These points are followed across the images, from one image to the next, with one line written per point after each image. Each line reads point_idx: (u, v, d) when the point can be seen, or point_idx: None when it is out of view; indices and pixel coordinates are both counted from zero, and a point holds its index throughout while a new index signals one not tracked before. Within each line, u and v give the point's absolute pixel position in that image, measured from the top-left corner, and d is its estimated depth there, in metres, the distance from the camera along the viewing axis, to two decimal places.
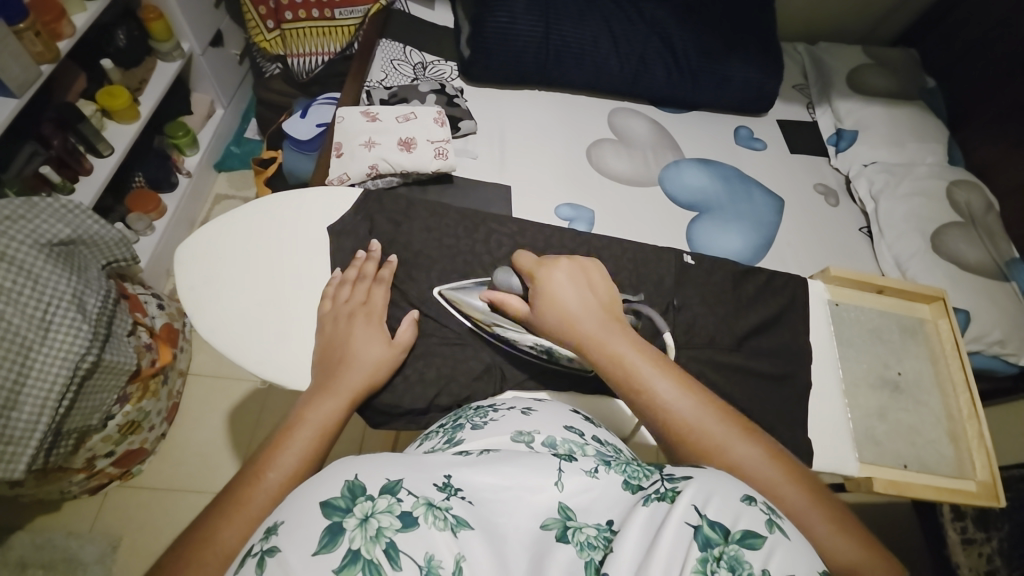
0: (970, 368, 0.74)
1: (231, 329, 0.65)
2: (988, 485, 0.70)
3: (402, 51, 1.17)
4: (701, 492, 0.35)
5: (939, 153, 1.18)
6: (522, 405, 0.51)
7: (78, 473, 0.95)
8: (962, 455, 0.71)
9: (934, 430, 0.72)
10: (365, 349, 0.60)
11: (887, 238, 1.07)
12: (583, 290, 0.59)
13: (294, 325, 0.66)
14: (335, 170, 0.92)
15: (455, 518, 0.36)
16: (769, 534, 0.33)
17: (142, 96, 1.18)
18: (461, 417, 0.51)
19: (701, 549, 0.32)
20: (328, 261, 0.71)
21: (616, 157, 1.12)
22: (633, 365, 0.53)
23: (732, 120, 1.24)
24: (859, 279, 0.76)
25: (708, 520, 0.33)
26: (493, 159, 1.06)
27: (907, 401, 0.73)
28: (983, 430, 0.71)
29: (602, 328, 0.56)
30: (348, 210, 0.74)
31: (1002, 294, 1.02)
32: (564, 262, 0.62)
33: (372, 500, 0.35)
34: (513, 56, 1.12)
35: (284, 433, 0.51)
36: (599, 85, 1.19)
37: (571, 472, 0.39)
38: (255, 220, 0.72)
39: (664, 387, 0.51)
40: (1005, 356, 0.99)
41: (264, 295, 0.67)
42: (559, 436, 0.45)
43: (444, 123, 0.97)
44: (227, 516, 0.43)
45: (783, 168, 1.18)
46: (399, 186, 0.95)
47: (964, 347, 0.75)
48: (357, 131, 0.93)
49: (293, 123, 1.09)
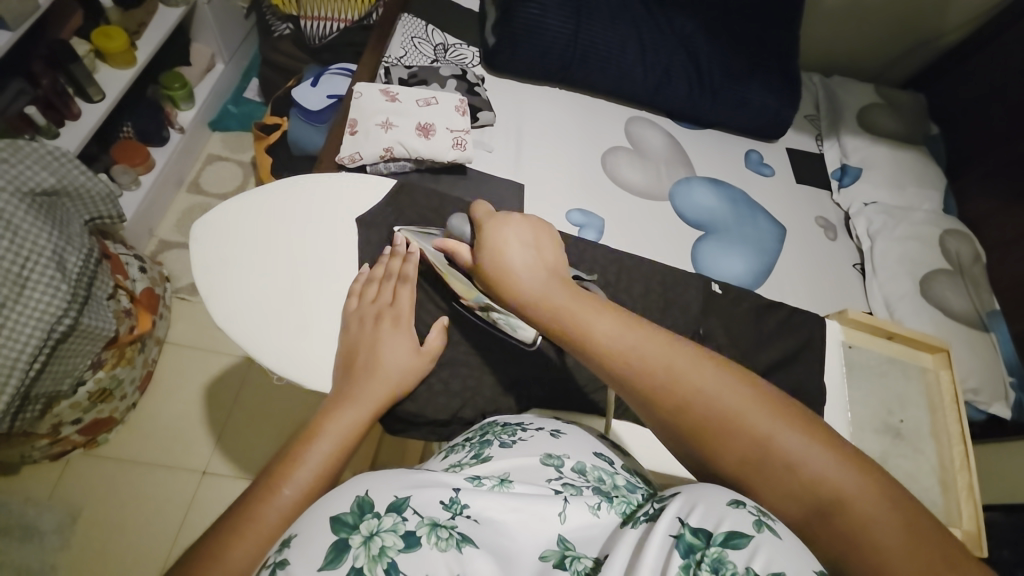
0: (965, 421, 0.76)
1: (244, 317, 0.62)
2: (974, 535, 0.71)
3: (423, 29, 1.13)
4: (685, 504, 0.36)
5: (936, 200, 1.22)
6: (550, 426, 0.50)
7: (40, 439, 0.91)
8: (951, 504, 0.73)
9: (928, 478, 0.74)
10: (391, 357, 0.58)
11: (879, 277, 1.10)
12: (527, 245, 0.56)
13: (316, 319, 0.63)
14: (347, 148, 0.88)
15: (460, 535, 0.36)
16: (755, 534, 0.32)
17: (140, 41, 1.11)
18: (488, 433, 0.50)
19: (683, 556, 0.32)
20: (353, 249, 0.68)
21: (630, 166, 1.12)
22: (576, 316, 0.49)
23: (745, 143, 1.25)
24: (872, 323, 0.78)
25: (690, 527, 0.34)
26: (508, 154, 1.04)
27: (907, 447, 0.75)
28: (973, 482, 0.73)
29: (542, 279, 0.52)
30: (377, 202, 0.72)
31: (984, 344, 1.06)
32: (513, 217, 0.58)
33: (378, 517, 0.35)
34: (539, 50, 1.09)
35: (302, 441, 0.49)
36: (621, 91, 1.17)
37: (576, 503, 0.39)
38: (278, 201, 0.69)
39: (603, 327, 0.48)
40: (978, 404, 1.03)
41: (284, 284, 0.64)
42: (589, 463, 0.45)
43: (465, 112, 0.94)
44: (236, 533, 0.41)
45: (789, 198, 1.20)
46: (412, 172, 0.92)
47: (962, 399, 0.77)
48: (375, 110, 0.89)
49: (304, 91, 1.03)
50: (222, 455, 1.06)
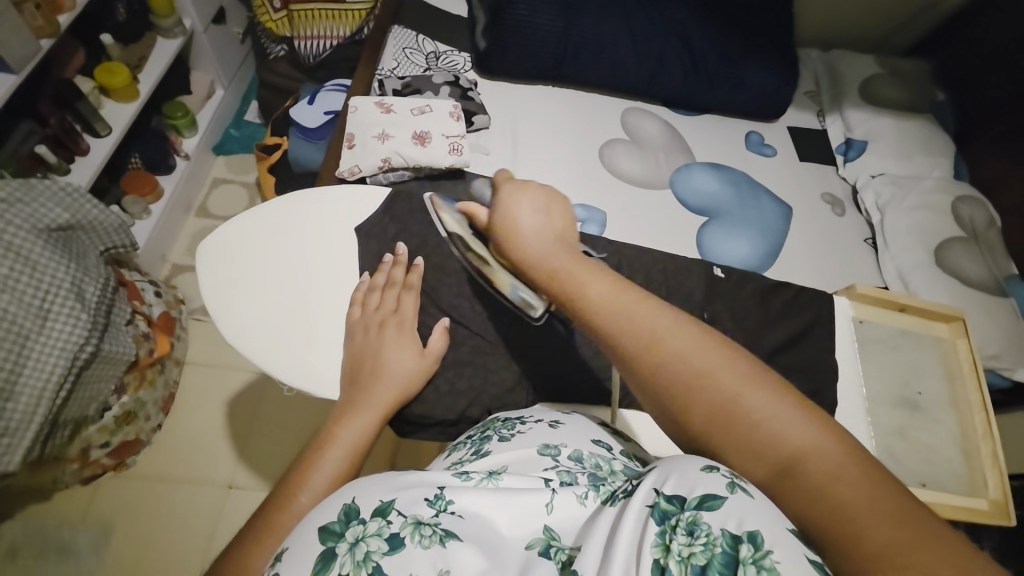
0: (986, 388, 0.74)
1: (253, 335, 0.63)
2: (1000, 504, 0.70)
3: (415, 39, 1.14)
4: (660, 475, 0.37)
5: (946, 167, 1.19)
6: (549, 418, 0.53)
7: (71, 463, 0.94)
8: (975, 473, 0.72)
9: (949, 449, 0.73)
10: (397, 361, 0.59)
11: (891, 250, 1.09)
12: (539, 214, 0.59)
13: (322, 332, 0.64)
14: (346, 162, 0.89)
15: (444, 531, 0.37)
16: (729, 495, 0.34)
17: (142, 74, 1.14)
18: (489, 429, 0.53)
19: (659, 524, 0.34)
20: (353, 260, 0.69)
21: (628, 157, 1.12)
22: (573, 275, 0.52)
23: (744, 125, 1.24)
24: (883, 297, 0.76)
25: (665, 495, 0.35)
26: (505, 155, 1.05)
27: (926, 420, 0.73)
28: (997, 450, 0.71)
29: (547, 246, 0.56)
30: (374, 211, 0.73)
31: (1004, 310, 1.03)
32: (531, 188, 0.62)
33: (363, 523, 0.37)
34: (530, 50, 1.10)
35: (310, 455, 0.50)
36: (615, 84, 1.17)
37: (564, 494, 0.40)
38: (277, 219, 0.70)
39: (593, 289, 0.50)
40: (1001, 372, 1.00)
41: (289, 300, 0.65)
42: (586, 450, 0.47)
43: (460, 118, 0.95)
44: (259, 542, 0.43)
45: (792, 178, 1.18)
46: (411, 181, 0.92)
47: (981, 366, 0.75)
48: (370, 123, 0.90)
49: (301, 110, 1.05)
50: (246, 469, 1.08)
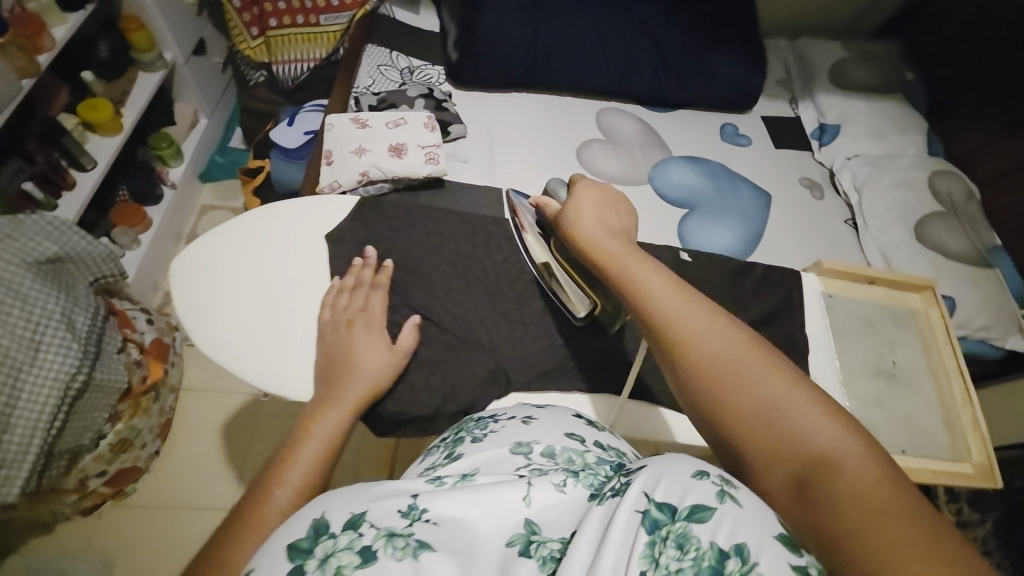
0: (960, 354, 0.75)
1: (229, 344, 0.64)
2: (984, 467, 0.70)
3: (388, 56, 1.17)
4: (650, 478, 0.38)
5: (920, 144, 1.21)
6: (522, 415, 0.54)
7: (70, 494, 0.94)
8: (957, 439, 0.72)
9: (929, 417, 0.73)
10: (368, 357, 0.61)
11: (871, 229, 1.10)
12: (605, 215, 0.63)
13: (295, 338, 0.65)
14: (325, 178, 0.91)
15: (417, 542, 0.38)
16: (718, 506, 0.35)
17: (125, 107, 1.17)
18: (462, 430, 0.54)
19: (650, 533, 0.34)
20: (326, 267, 0.70)
21: (604, 156, 1.14)
22: (631, 266, 0.55)
23: (718, 117, 1.26)
24: (850, 271, 0.78)
25: (656, 503, 0.36)
26: (483, 162, 1.07)
27: (903, 389, 0.74)
28: (977, 415, 0.71)
29: (610, 241, 0.59)
30: (344, 218, 0.75)
31: (988, 280, 1.04)
32: (602, 191, 0.66)
33: (333, 538, 0.37)
34: (501, 58, 1.12)
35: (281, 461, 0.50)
36: (588, 85, 1.20)
37: (541, 485, 0.41)
38: (246, 237, 0.71)
39: (650, 280, 0.53)
40: (990, 341, 1.00)
41: (266, 318, 0.67)
42: (559, 445, 0.48)
43: (434, 128, 0.97)
44: (237, 539, 0.43)
45: (769, 166, 1.20)
46: (391, 192, 0.93)
47: (953, 333, 0.76)
48: (347, 138, 0.92)
49: (281, 132, 1.07)
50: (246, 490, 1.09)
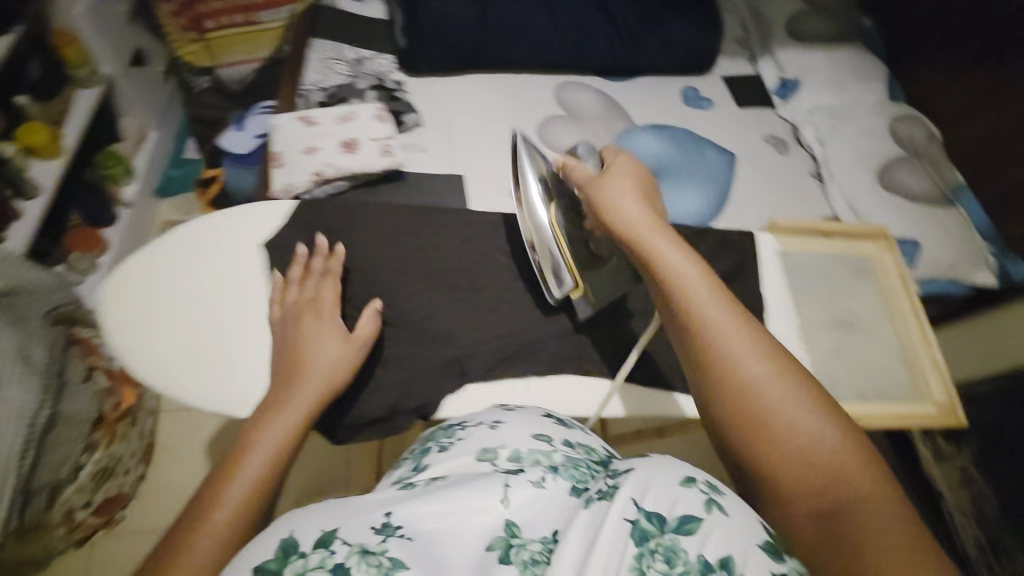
0: (914, 297, 0.76)
1: (172, 363, 0.66)
2: (948, 405, 0.71)
3: (336, 49, 1.12)
4: (639, 487, 0.41)
5: (880, 90, 1.20)
6: (490, 419, 0.57)
7: (57, 531, 0.92)
8: (920, 380, 0.73)
9: (892, 361, 0.74)
10: (322, 351, 0.62)
11: (837, 180, 1.10)
12: (643, 204, 0.62)
13: (238, 350, 0.67)
14: (278, 181, 0.88)
15: (390, 561, 0.39)
16: (705, 516, 0.38)
17: (67, 124, 1.14)
18: (429, 440, 0.57)
19: (639, 544, 0.37)
20: (263, 277, 0.72)
21: (567, 132, 1.12)
22: (672, 266, 0.55)
23: (679, 81, 1.24)
24: (800, 227, 0.79)
25: (645, 513, 0.39)
26: (443, 150, 1.04)
27: (864, 337, 0.75)
28: (936, 355, 0.73)
29: (650, 233, 0.59)
30: (281, 222, 0.76)
31: (954, 219, 1.04)
32: (634, 180, 0.66)
33: (305, 557, 0.39)
34: (451, 40, 1.09)
35: (224, 471, 0.49)
36: (543, 61, 1.17)
37: (516, 488, 0.45)
38: (181, 256, 0.72)
39: (695, 285, 0.53)
40: (960, 280, 1.01)
41: (221, 337, 0.67)
42: (525, 448, 0.51)
43: (386, 119, 0.94)
44: (180, 543, 0.43)
45: (732, 127, 1.19)
46: (349, 190, 0.91)
47: (909, 277, 0.78)
48: (295, 138, 0.89)
49: (231, 137, 1.04)
50: None
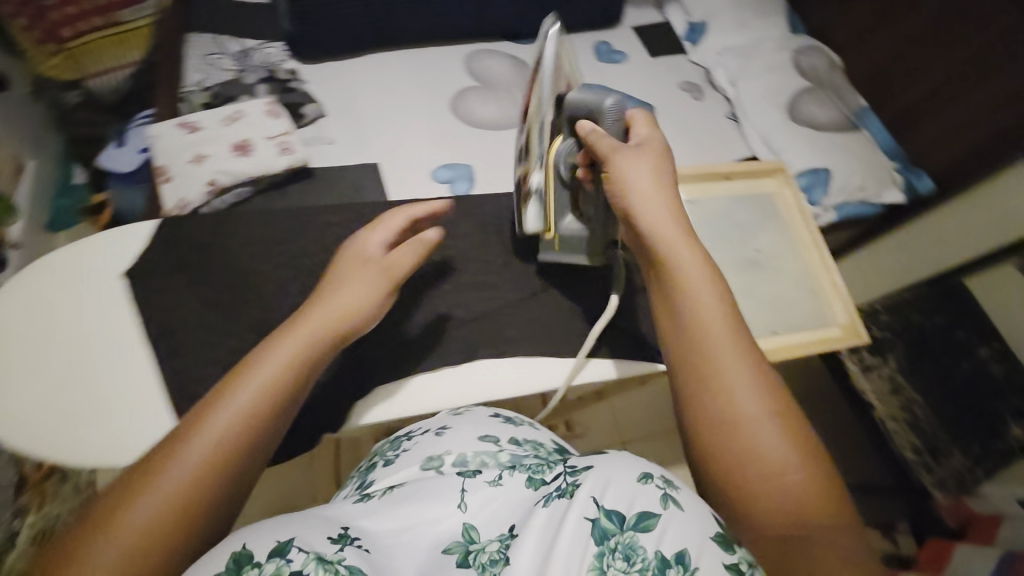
0: (813, 227, 0.80)
1: (35, 424, 0.60)
2: (850, 326, 0.75)
3: (214, 42, 1.02)
4: (599, 484, 0.42)
5: (782, 25, 1.22)
6: (435, 427, 0.63)
7: None
8: (825, 306, 0.76)
9: (797, 292, 0.77)
10: (321, 317, 0.57)
11: (751, 119, 1.12)
12: (657, 191, 0.61)
13: (111, 397, 0.62)
14: (170, 198, 0.80)
15: (348, 568, 0.39)
16: (662, 512, 0.40)
17: None
18: (376, 456, 0.63)
19: (599, 543, 0.39)
20: (129, 313, 0.67)
21: (482, 104, 1.07)
22: (679, 271, 0.56)
23: (591, 37, 1.22)
24: (703, 171, 0.80)
25: (605, 512, 0.40)
26: (352, 140, 0.98)
27: (770, 273, 0.77)
28: (836, 280, 0.77)
29: (666, 230, 0.58)
30: (144, 249, 0.72)
31: (857, 142, 1.08)
32: (648, 158, 0.63)
33: (259, 567, 0.38)
34: (342, 18, 1.01)
35: (173, 443, 0.46)
36: (447, 32, 1.11)
37: (472, 492, 0.48)
38: (29, 307, 0.66)
39: (705, 297, 0.54)
40: (868, 200, 1.06)
41: (132, 376, 0.64)
42: (471, 452, 0.57)
43: (279, 114, 0.88)
44: (115, 513, 0.41)
45: (648, 78, 1.18)
46: (255, 196, 0.86)
47: (806, 209, 0.81)
48: (180, 148, 0.82)
49: (111, 154, 0.95)
50: None
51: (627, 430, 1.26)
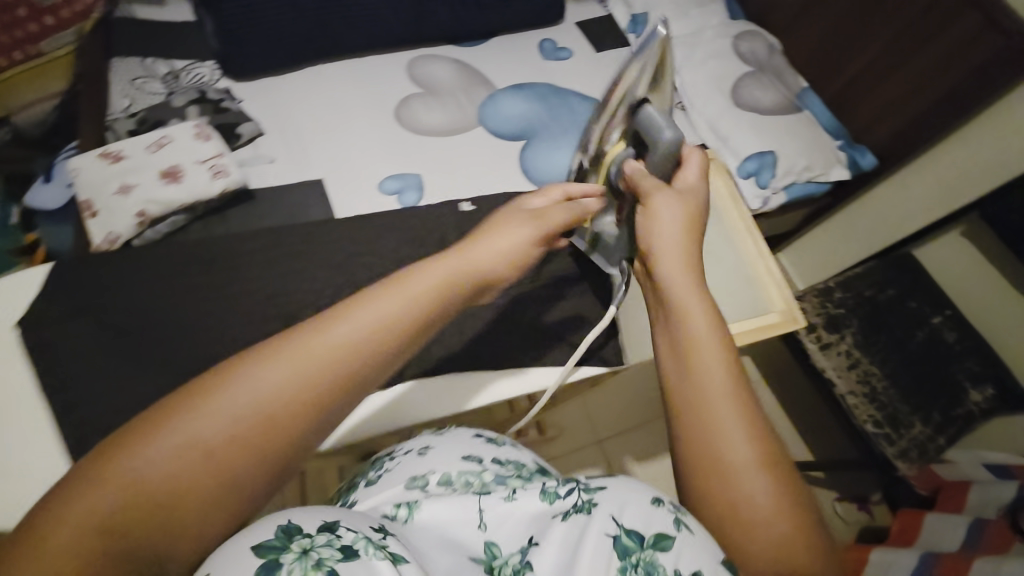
0: (745, 213, 0.81)
1: None
2: (787, 311, 0.74)
3: (142, 65, 0.99)
4: (616, 503, 0.44)
5: (721, 12, 1.23)
6: (418, 446, 0.58)
7: None
8: (761, 293, 0.77)
9: (731, 280, 0.77)
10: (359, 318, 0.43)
11: (697, 108, 1.12)
12: (676, 237, 0.58)
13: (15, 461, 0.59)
14: (98, 233, 0.77)
15: (393, 553, 0.37)
16: (677, 533, 0.41)
17: None
18: (360, 477, 0.59)
19: (622, 559, 0.41)
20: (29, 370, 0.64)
21: (427, 110, 1.05)
22: (683, 322, 0.51)
23: (534, 35, 1.21)
24: None
25: (625, 530, 0.42)
26: (293, 157, 0.95)
27: None
28: (771, 265, 0.77)
29: (673, 278, 0.54)
30: (37, 297, 0.67)
31: (801, 123, 1.09)
32: (676, 203, 0.59)
33: (310, 537, 0.36)
34: (272, 33, 0.98)
35: (174, 415, 0.38)
36: (385, 39, 1.09)
37: (489, 507, 0.47)
38: None
39: (705, 355, 0.49)
40: (815, 179, 1.08)
41: (63, 426, 0.61)
42: (455, 470, 0.53)
43: (208, 136, 0.85)
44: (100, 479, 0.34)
45: (594, 73, 1.18)
46: (190, 223, 0.83)
47: (737, 196, 0.82)
48: (104, 179, 0.78)
49: (37, 191, 0.91)
50: None
51: (603, 427, 1.26)
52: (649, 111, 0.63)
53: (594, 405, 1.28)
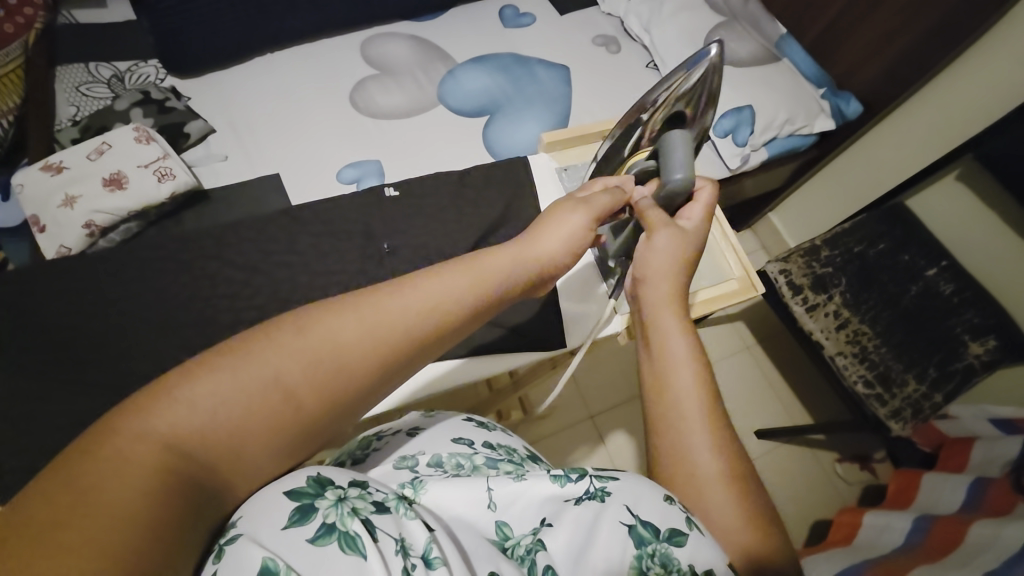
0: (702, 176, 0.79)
1: None
2: (745, 278, 0.72)
3: (86, 71, 0.96)
4: (631, 493, 0.42)
5: None
6: (408, 426, 0.56)
7: None
8: (721, 259, 0.74)
9: None
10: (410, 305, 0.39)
11: (668, 66, 1.06)
12: (662, 266, 0.53)
13: None
14: (49, 248, 0.76)
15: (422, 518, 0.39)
16: (690, 531, 0.39)
17: None
18: (344, 455, 0.55)
19: (637, 548, 0.39)
20: None
21: (384, 91, 1.01)
22: (666, 347, 0.48)
23: (494, 3, 1.15)
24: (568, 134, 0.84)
25: (640, 520, 0.40)
26: (246, 151, 0.92)
27: None
28: (726, 230, 0.75)
29: (659, 302, 0.51)
30: None
31: (781, 72, 1.02)
32: (676, 241, 0.54)
33: (343, 488, 0.37)
34: (211, 25, 0.95)
35: (220, 367, 0.34)
36: (335, 20, 1.05)
37: (497, 489, 0.44)
38: None
39: (684, 378, 0.46)
40: (798, 132, 1.02)
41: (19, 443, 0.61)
42: (445, 452, 0.51)
43: (149, 139, 0.83)
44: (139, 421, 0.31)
45: (558, 37, 1.11)
46: (143, 229, 0.81)
47: None
48: (47, 192, 0.77)
49: None
50: None
51: (595, 401, 1.24)
52: (676, 140, 0.57)
53: (586, 381, 1.26)
